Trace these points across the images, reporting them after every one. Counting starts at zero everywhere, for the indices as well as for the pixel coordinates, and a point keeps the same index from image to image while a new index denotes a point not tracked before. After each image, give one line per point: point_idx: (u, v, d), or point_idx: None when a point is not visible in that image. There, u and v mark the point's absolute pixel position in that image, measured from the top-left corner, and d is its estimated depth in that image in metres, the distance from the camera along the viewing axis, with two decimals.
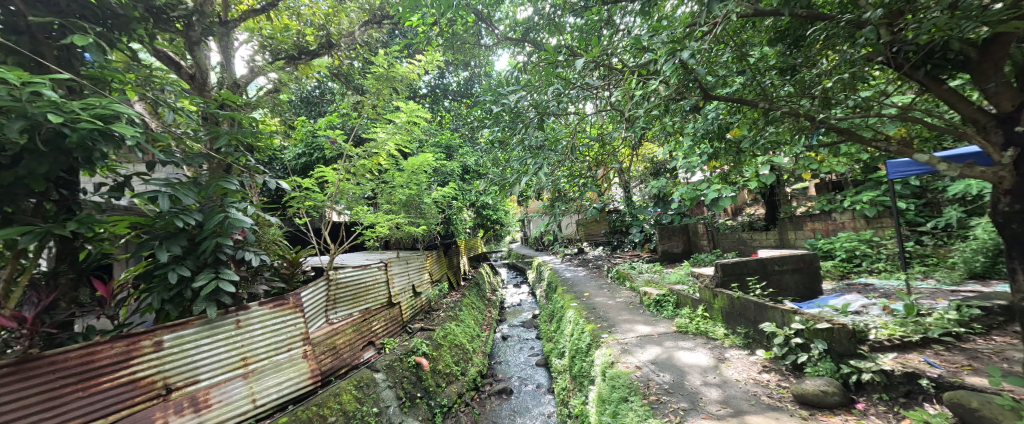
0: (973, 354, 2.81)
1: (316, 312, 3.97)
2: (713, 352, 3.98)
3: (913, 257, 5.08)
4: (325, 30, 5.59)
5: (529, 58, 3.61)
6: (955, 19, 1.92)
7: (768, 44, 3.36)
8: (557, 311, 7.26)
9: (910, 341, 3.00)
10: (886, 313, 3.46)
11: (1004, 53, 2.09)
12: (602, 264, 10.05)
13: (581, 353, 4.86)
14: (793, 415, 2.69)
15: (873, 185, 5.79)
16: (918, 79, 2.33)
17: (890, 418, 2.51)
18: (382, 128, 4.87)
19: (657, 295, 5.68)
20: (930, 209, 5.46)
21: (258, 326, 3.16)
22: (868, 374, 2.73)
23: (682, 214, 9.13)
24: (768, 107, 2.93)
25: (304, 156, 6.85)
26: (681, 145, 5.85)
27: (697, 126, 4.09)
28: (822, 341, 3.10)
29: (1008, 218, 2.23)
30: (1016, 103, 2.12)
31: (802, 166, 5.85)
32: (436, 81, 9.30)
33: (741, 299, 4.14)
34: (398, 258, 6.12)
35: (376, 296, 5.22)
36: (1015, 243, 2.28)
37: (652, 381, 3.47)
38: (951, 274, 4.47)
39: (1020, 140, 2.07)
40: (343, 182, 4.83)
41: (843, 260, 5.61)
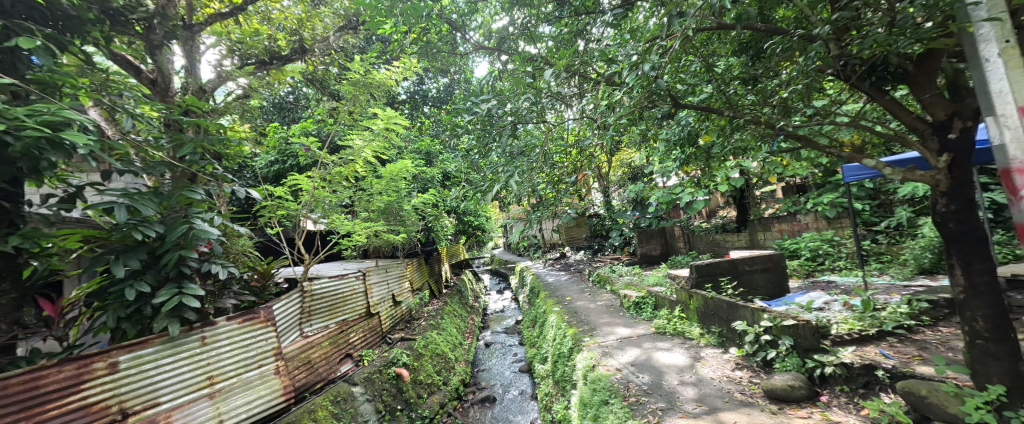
0: (923, 345, 3.00)
1: (290, 325, 3.85)
2: (690, 351, 4.10)
3: (870, 254, 5.42)
4: (299, 35, 5.49)
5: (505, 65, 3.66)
6: (893, 35, 2.05)
7: (733, 55, 3.53)
8: (540, 316, 7.34)
9: (867, 335, 3.19)
10: (847, 309, 3.66)
11: (937, 66, 2.21)
12: (583, 267, 10.19)
13: (563, 358, 4.91)
14: (763, 410, 2.81)
15: (832, 188, 6.15)
16: (864, 90, 2.45)
17: (851, 408, 2.66)
18: (359, 135, 4.78)
19: (636, 298, 5.84)
20: (884, 209, 5.84)
21: (226, 342, 3.05)
22: (831, 367, 2.88)
23: (659, 217, 9.35)
24: (733, 114, 3.09)
25: (277, 163, 6.65)
26: (656, 150, 6.04)
27: (670, 131, 4.25)
28: (790, 337, 3.24)
29: (945, 218, 2.22)
30: (948, 112, 2.19)
31: (769, 170, 6.13)
32: (415, 87, 9.24)
33: (714, 300, 4.28)
34: (377, 266, 6.06)
35: (355, 306, 5.11)
36: (952, 243, 2.23)
37: (632, 382, 3.54)
38: (903, 270, 4.77)
39: (955, 146, 2.14)
40: (318, 189, 4.71)
41: (808, 258, 5.91)
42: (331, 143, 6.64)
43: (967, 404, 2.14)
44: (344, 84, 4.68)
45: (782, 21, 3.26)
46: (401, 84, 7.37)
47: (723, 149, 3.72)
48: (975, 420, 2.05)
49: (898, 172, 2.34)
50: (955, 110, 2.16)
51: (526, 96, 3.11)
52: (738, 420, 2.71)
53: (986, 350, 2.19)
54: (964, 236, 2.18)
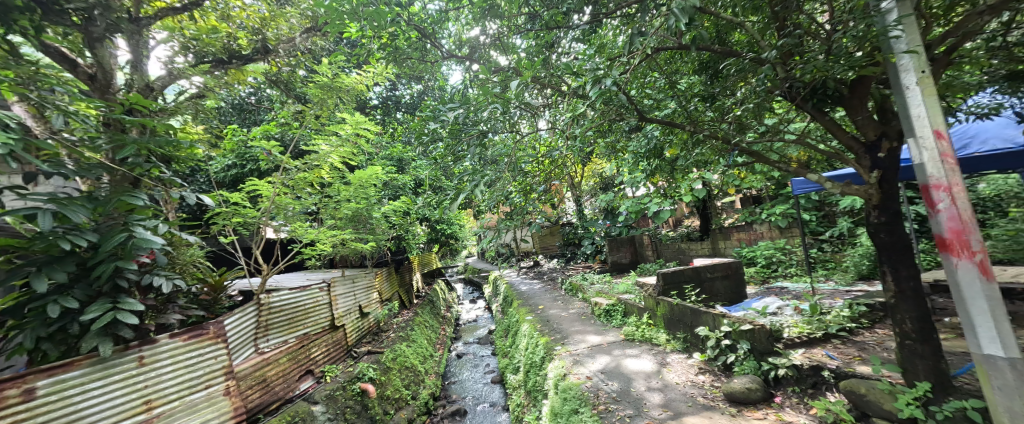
0: (863, 346, 3.25)
1: (243, 341, 3.66)
2: (657, 357, 4.22)
3: (817, 261, 5.82)
4: (261, 35, 5.25)
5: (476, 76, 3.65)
6: (829, 62, 2.24)
7: (694, 73, 3.72)
8: (512, 326, 7.35)
9: (814, 337, 3.41)
10: (797, 314, 3.90)
11: (868, 91, 2.44)
12: (556, 276, 10.28)
13: (535, 367, 4.92)
14: (724, 413, 2.92)
15: (784, 199, 6.56)
16: (807, 110, 2.66)
17: (802, 408, 2.83)
18: (324, 140, 4.63)
19: (607, 305, 5.97)
20: (828, 219, 6.30)
21: (168, 361, 2.84)
22: (783, 369, 3.06)
23: (629, 226, 9.60)
24: (693, 129, 3.25)
25: (235, 168, 6.32)
26: (625, 161, 6.24)
27: (637, 144, 4.42)
28: (747, 341, 3.40)
29: (877, 229, 2.44)
30: (877, 133, 2.42)
31: (728, 181, 6.48)
32: (388, 93, 9.09)
33: (679, 306, 4.44)
34: (344, 276, 5.87)
35: (318, 319, 4.91)
36: (883, 252, 2.46)
37: (601, 390, 3.59)
38: (846, 276, 5.15)
39: (884, 164, 2.36)
40: (280, 196, 4.50)
41: (764, 265, 6.26)
42: (295, 148, 6.40)
43: (899, 400, 2.32)
44: (309, 86, 4.53)
45: (736, 43, 3.50)
46: (373, 89, 7.22)
47: (685, 162, 3.91)
48: (905, 416, 2.24)
49: (837, 187, 2.56)
50: (883, 131, 2.39)
51: (492, 105, 3.16)
52: None
53: (915, 350, 2.39)
54: (893, 245, 2.40)
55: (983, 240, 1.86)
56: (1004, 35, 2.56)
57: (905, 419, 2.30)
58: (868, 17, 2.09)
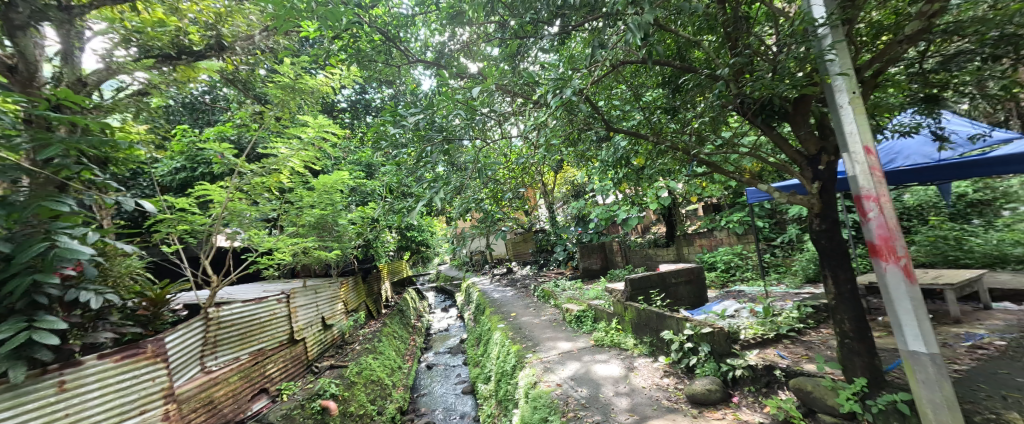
0: (810, 345, 3.47)
1: (188, 359, 3.42)
2: (624, 362, 4.31)
3: (770, 265, 6.18)
4: (215, 30, 4.85)
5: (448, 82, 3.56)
6: (775, 81, 2.41)
7: (657, 86, 3.87)
8: (484, 334, 7.29)
9: (768, 338, 3.61)
10: (752, 316, 4.12)
11: (809, 108, 2.64)
12: (528, 282, 10.31)
13: (506, 376, 4.90)
14: (686, 415, 3.02)
15: (741, 206, 6.93)
16: (757, 125, 2.84)
17: (757, 407, 2.97)
18: (284, 144, 4.45)
19: (577, 311, 6.05)
20: (779, 226, 6.72)
21: (96, 385, 2.60)
22: (740, 370, 3.20)
23: (600, 233, 9.78)
24: (656, 140, 3.38)
25: (184, 172, 5.93)
26: (595, 169, 6.38)
27: (605, 153, 4.55)
28: (707, 344, 3.54)
29: (818, 235, 2.64)
30: (817, 148, 2.62)
31: (691, 190, 6.77)
32: (357, 96, 8.85)
33: (645, 311, 4.56)
34: (305, 287, 5.62)
35: (275, 333, 4.68)
36: (824, 258, 2.65)
37: (571, 397, 3.62)
38: (795, 279, 5.49)
39: (823, 176, 2.56)
40: (234, 201, 4.25)
41: (723, 270, 6.56)
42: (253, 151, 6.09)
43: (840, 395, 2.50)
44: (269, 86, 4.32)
45: (694, 59, 3.69)
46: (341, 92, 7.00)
47: (649, 171, 4.06)
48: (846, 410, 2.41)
49: (784, 196, 2.74)
50: (822, 146, 2.59)
51: (455, 111, 3.18)
52: None
53: (852, 347, 2.58)
54: (832, 251, 2.60)
55: (906, 246, 2.06)
56: (921, 63, 2.96)
57: (845, 413, 2.48)
58: (807, 41, 2.26)
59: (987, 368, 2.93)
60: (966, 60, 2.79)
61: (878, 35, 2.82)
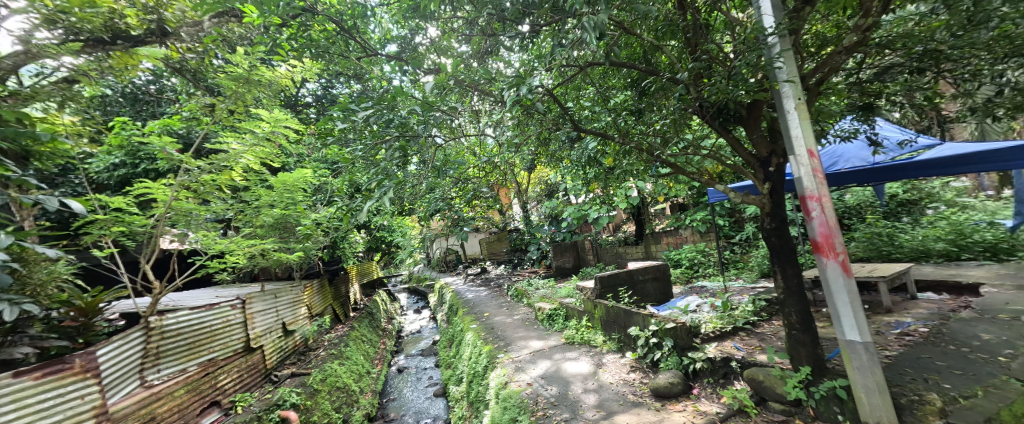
0: (763, 336, 3.68)
1: (124, 373, 3.17)
2: (594, 359, 4.40)
3: (730, 262, 6.49)
4: (158, 13, 3.84)
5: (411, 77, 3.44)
6: (729, 87, 2.52)
7: (625, 89, 3.95)
8: (457, 335, 7.24)
9: (725, 331, 3.80)
10: (713, 310, 4.31)
11: (761, 113, 2.79)
12: (501, 282, 10.29)
13: (478, 377, 4.88)
14: (650, 409, 3.12)
15: (704, 205, 7.23)
16: (714, 128, 2.98)
17: (714, 398, 3.12)
18: (234, 138, 4.21)
19: (549, 310, 6.11)
20: (738, 224, 7.08)
21: (12, 406, 2.36)
22: (700, 362, 3.35)
23: (572, 232, 9.90)
24: (622, 141, 3.46)
25: (123, 168, 5.46)
26: (567, 168, 6.46)
27: (576, 153, 4.61)
28: (671, 338, 3.66)
29: (770, 233, 2.80)
30: (768, 151, 2.77)
31: (657, 190, 6.99)
32: (323, 91, 8.51)
33: (613, 308, 4.67)
34: (264, 292, 5.36)
35: (228, 341, 4.43)
36: (776, 255, 2.81)
37: (540, 396, 3.65)
38: (752, 274, 5.79)
39: (773, 178, 2.72)
40: (179, 200, 3.96)
41: (687, 267, 6.82)
42: (202, 146, 5.69)
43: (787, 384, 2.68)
44: (220, 77, 4.01)
45: (660, 61, 3.77)
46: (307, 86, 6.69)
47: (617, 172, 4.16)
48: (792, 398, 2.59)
49: (739, 196, 2.89)
50: (773, 150, 2.75)
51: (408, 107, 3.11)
52: (630, 422, 2.97)
53: (798, 338, 2.75)
54: (781, 248, 2.76)
55: (844, 243, 2.22)
56: (858, 74, 3.21)
57: (791, 400, 2.65)
58: (758, 49, 2.39)
59: (913, 353, 3.22)
60: (897, 72, 3.07)
61: (822, 45, 3.04)
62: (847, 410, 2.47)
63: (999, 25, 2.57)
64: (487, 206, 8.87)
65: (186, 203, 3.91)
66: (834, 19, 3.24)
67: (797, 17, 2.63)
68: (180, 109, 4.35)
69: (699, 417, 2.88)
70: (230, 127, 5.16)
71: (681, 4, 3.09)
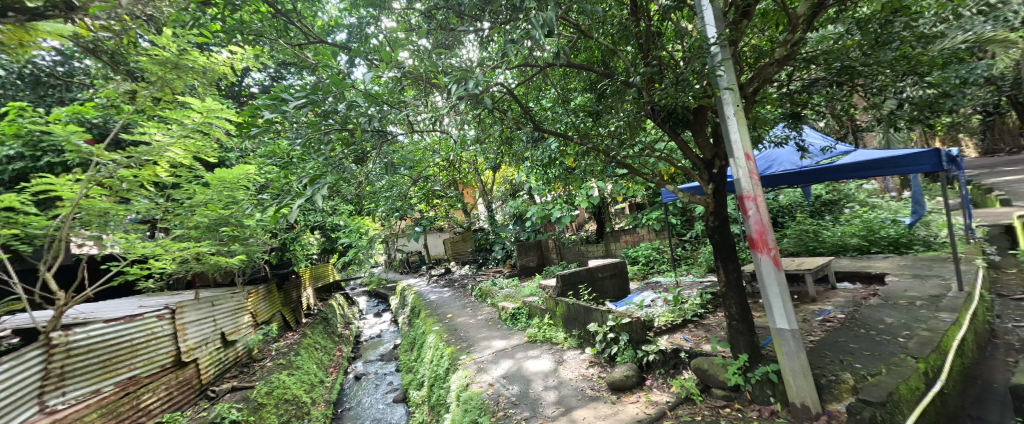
0: (709, 327, 3.93)
1: (20, 399, 2.84)
2: (555, 356, 4.48)
3: (681, 258, 6.86)
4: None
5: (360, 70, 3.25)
6: (676, 92, 2.66)
7: (585, 91, 4.06)
8: (418, 338, 7.10)
9: (676, 324, 4.03)
10: (665, 304, 4.54)
11: (706, 118, 2.96)
12: (465, 282, 10.18)
13: (439, 380, 4.81)
14: (606, 402, 3.23)
15: (659, 204, 7.58)
16: (664, 131, 3.13)
17: (665, 388, 3.29)
18: (158, 129, 3.90)
19: (512, 309, 6.15)
20: (688, 223, 7.51)
21: None
22: (652, 355, 3.51)
23: (537, 231, 9.98)
24: (580, 142, 3.55)
25: (18, 160, 4.83)
26: (531, 169, 6.53)
27: (537, 153, 4.68)
28: (627, 333, 3.80)
29: (713, 231, 2.99)
30: (712, 154, 2.96)
31: (616, 189, 7.24)
32: (273, 82, 8.02)
33: (574, 305, 4.77)
34: (198, 300, 4.98)
35: (154, 356, 4.08)
36: (720, 251, 2.99)
37: (501, 396, 3.66)
38: (700, 269, 6.15)
39: (716, 179, 2.90)
40: (92, 197, 3.59)
41: (644, 264, 7.12)
42: (121, 137, 5.18)
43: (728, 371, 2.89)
44: (144, 61, 3.62)
45: (616, 66, 3.92)
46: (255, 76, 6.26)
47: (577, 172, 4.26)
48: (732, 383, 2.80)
49: (686, 196, 3.06)
50: (715, 153, 2.93)
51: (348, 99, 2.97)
52: (587, 416, 3.05)
53: (737, 328, 2.97)
54: (723, 245, 2.95)
55: (775, 239, 2.43)
56: (789, 85, 3.55)
57: (732, 385, 2.87)
58: (702, 57, 2.55)
59: (833, 337, 3.59)
60: (821, 86, 3.43)
61: (757, 57, 3.31)
62: (777, 392, 2.72)
63: (899, 47, 2.94)
64: (449, 205, 8.76)
65: (99, 201, 3.50)
66: (768, 34, 3.55)
67: (736, 30, 2.84)
68: (94, 96, 3.91)
69: (651, 407, 3.03)
70: (157, 117, 4.73)
71: (633, 11, 3.24)
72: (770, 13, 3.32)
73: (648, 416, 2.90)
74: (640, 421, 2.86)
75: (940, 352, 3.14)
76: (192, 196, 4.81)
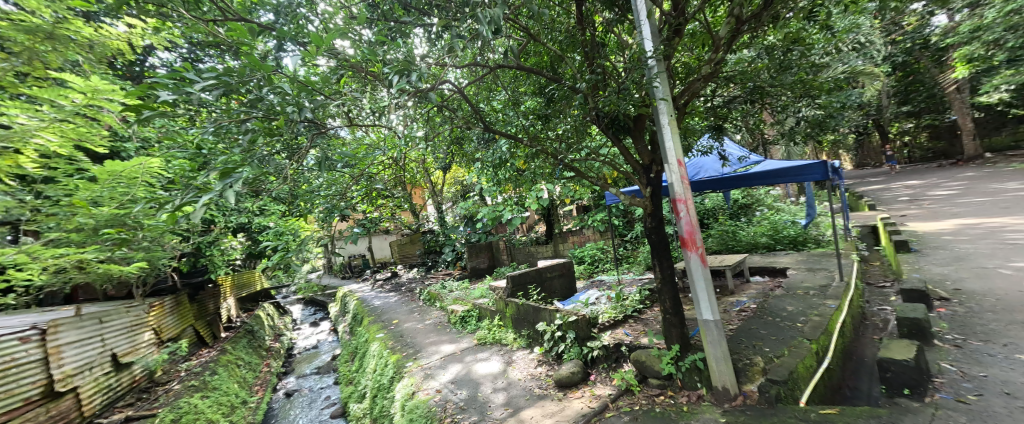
0: (647, 321, 4.27)
1: None
2: (504, 357, 4.56)
3: (623, 257, 7.30)
4: None
5: (289, 49, 2.79)
6: (619, 100, 2.88)
7: (535, 95, 4.18)
8: (361, 346, 6.78)
9: (619, 319, 4.31)
10: (608, 301, 4.84)
11: (645, 127, 3.23)
12: (414, 286, 9.86)
13: (383, 391, 4.62)
14: (553, 399, 3.38)
15: (602, 207, 8.02)
16: (608, 137, 3.35)
17: (607, 381, 3.52)
18: (22, 110, 3.26)
19: (462, 312, 6.13)
20: (629, 224, 8.03)
21: None
22: (597, 350, 3.74)
23: (488, 233, 10.01)
24: (529, 145, 3.66)
25: None
26: (482, 170, 6.59)
27: (486, 155, 4.74)
28: (573, 331, 4.00)
29: (651, 231, 3.26)
30: (650, 160, 3.24)
31: (565, 192, 7.57)
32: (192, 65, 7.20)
33: (523, 306, 4.88)
34: (77, 316, 4.28)
35: (12, 389, 3.46)
36: (658, 249, 3.26)
37: (449, 402, 3.65)
38: (639, 268, 6.61)
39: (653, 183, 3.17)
40: None
41: (589, 263, 7.48)
42: None
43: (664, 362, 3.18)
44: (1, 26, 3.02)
45: (564, 72, 4.10)
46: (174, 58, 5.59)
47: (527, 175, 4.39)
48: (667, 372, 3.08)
49: (628, 199, 3.30)
50: (653, 159, 3.21)
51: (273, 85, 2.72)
52: (535, 415, 3.17)
53: (670, 321, 3.26)
54: (660, 244, 3.23)
55: (702, 239, 2.73)
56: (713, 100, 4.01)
57: (665, 374, 3.16)
58: (640, 69, 2.79)
59: (747, 325, 4.09)
60: (738, 101, 3.91)
61: (686, 73, 3.68)
62: (703, 378, 3.03)
63: (797, 71, 3.46)
64: (395, 206, 8.49)
65: None
66: (695, 52, 3.97)
67: (669, 47, 3.13)
68: None
69: (594, 401, 3.23)
70: (26, 95, 4.02)
71: (580, 20, 3.44)
72: (697, 35, 3.75)
73: (592, 409, 3.09)
74: (584, 415, 3.04)
75: (827, 334, 3.71)
76: (70, 193, 4.20)
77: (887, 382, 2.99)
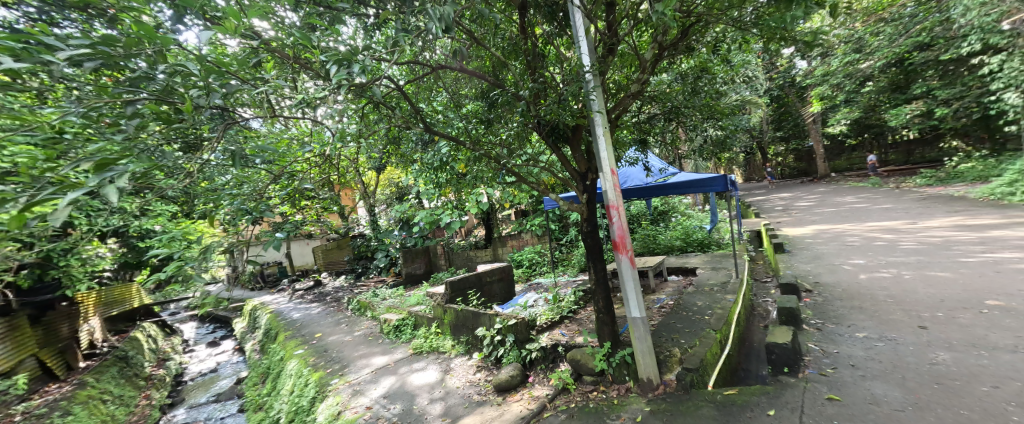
0: (580, 321, 4.46)
1: None
2: (441, 365, 4.38)
3: (560, 260, 7.54)
4: None
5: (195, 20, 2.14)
6: (559, 110, 2.98)
7: (478, 97, 4.15)
8: (274, 366, 5.97)
9: (555, 321, 4.45)
10: (546, 303, 4.97)
11: (581, 137, 3.39)
12: (341, 295, 9.00)
13: (301, 414, 4.09)
14: (492, 405, 3.36)
15: (538, 212, 8.25)
16: (547, 145, 3.45)
17: (544, 382, 3.60)
18: None
19: (396, 321, 5.75)
20: (564, 228, 8.36)
21: None
22: (534, 352, 3.81)
23: (425, 237, 9.57)
24: (472, 147, 3.60)
25: None
26: (424, 173, 6.41)
27: (429, 156, 4.57)
28: (513, 334, 4.03)
29: (587, 235, 3.43)
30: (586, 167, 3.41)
31: (505, 196, 7.66)
32: None
33: (462, 311, 4.77)
34: None
35: None
36: (592, 252, 3.44)
37: (382, 418, 3.42)
38: (572, 270, 6.90)
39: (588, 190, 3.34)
40: None
41: (527, 267, 7.61)
42: None
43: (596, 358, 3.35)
44: None
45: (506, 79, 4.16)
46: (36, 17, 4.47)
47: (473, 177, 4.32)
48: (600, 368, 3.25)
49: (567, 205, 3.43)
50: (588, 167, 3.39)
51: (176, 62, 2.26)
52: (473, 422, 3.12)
53: (604, 320, 3.44)
54: (594, 247, 3.41)
55: (632, 242, 2.95)
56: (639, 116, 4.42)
57: (598, 370, 3.33)
58: (579, 82, 2.91)
59: (667, 320, 4.51)
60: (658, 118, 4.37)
61: (619, 88, 3.99)
62: (631, 371, 3.25)
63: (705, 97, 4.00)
64: (321, 208, 7.75)
65: None
66: (625, 72, 4.35)
67: (604, 63, 3.36)
68: None
69: (532, 402, 3.28)
70: None
71: (523, 29, 3.52)
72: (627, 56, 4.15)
73: (530, 411, 3.13)
74: (523, 417, 3.07)
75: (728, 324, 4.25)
76: None
77: (772, 362, 3.45)
